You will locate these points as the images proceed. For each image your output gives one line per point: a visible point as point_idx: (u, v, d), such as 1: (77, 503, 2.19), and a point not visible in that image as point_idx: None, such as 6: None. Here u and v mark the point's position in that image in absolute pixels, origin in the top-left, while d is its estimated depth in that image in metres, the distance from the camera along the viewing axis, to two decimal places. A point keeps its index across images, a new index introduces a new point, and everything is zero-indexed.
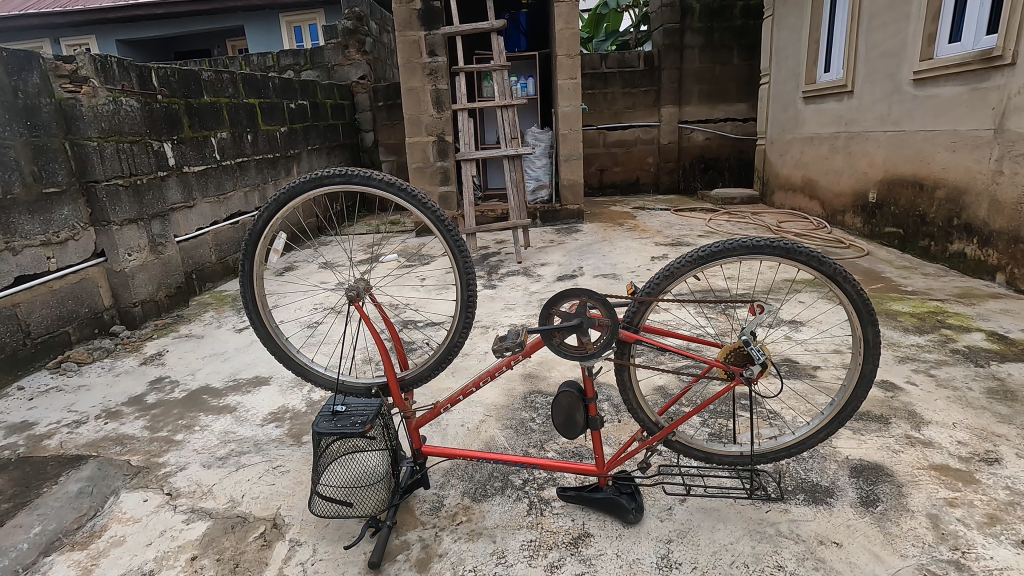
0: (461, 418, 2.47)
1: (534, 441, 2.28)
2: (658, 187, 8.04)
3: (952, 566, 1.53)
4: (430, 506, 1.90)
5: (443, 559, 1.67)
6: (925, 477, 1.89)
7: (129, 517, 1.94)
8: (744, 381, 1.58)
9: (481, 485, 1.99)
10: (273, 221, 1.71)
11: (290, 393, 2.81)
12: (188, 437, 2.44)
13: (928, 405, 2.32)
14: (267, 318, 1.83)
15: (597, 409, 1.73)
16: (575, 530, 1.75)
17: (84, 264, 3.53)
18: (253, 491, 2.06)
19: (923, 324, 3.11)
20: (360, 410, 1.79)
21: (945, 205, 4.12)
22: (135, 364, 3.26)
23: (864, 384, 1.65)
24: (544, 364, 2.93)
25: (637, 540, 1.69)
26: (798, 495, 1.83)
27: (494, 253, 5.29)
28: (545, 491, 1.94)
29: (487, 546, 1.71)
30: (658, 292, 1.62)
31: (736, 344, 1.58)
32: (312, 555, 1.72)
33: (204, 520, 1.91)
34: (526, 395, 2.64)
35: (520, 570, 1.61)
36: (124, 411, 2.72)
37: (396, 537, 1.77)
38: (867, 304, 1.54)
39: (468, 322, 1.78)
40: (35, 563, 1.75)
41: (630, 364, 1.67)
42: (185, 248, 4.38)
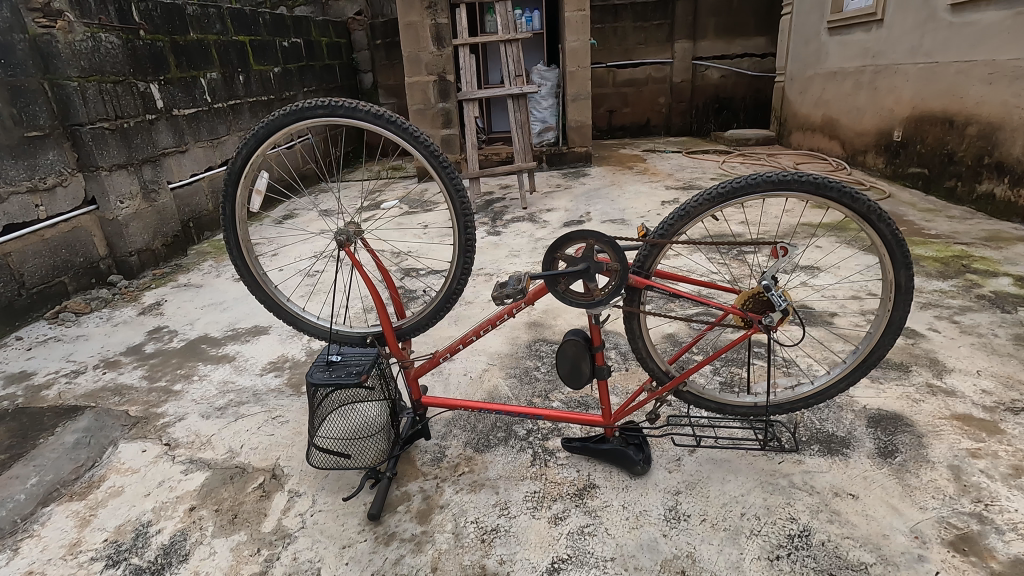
0: (464, 367, 2.41)
1: (539, 390, 2.22)
2: (669, 129, 7.72)
3: (973, 519, 1.46)
4: (432, 457, 1.85)
5: (444, 511, 1.63)
6: (947, 427, 1.81)
7: (128, 468, 1.91)
8: (763, 330, 1.46)
9: (484, 436, 1.93)
10: (253, 158, 1.56)
11: (290, 342, 2.75)
12: (187, 387, 2.41)
13: (952, 352, 2.22)
14: (256, 265, 1.72)
15: (604, 358, 1.64)
16: (581, 481, 1.70)
17: (75, 212, 3.42)
18: (253, 441, 2.02)
19: (947, 269, 2.96)
20: (356, 361, 1.72)
21: (976, 143, 3.88)
22: (134, 314, 3.21)
23: (893, 331, 1.53)
24: (550, 312, 2.83)
25: (645, 492, 1.64)
26: (813, 446, 1.75)
27: (498, 198, 5.11)
28: (550, 442, 1.88)
29: (490, 497, 1.67)
30: (674, 233, 1.48)
31: (755, 290, 1.46)
32: (312, 506, 1.68)
33: (203, 471, 1.88)
34: (531, 343, 2.56)
35: (524, 522, 1.57)
36: (122, 361, 2.68)
37: (396, 489, 1.73)
38: (901, 244, 1.40)
39: (467, 268, 1.65)
40: (34, 513, 1.73)
41: (640, 312, 1.56)
42: (180, 195, 4.25)
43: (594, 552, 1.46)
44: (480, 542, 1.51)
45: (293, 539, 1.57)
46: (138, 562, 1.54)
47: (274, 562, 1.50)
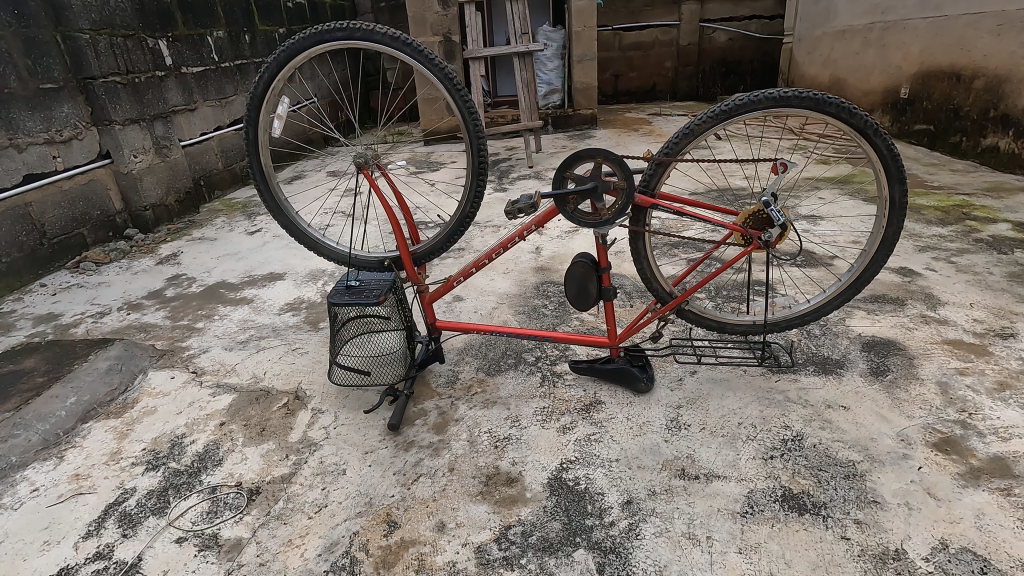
0: (474, 305, 2.51)
1: (547, 324, 2.32)
2: (675, 93, 7.67)
3: (957, 425, 1.56)
4: (446, 379, 1.95)
5: (459, 423, 1.73)
6: (937, 350, 1.90)
7: (159, 391, 2.02)
8: (762, 246, 1.54)
9: (495, 361, 2.03)
10: (274, 83, 1.63)
11: (305, 286, 2.85)
12: (209, 325, 2.51)
13: (946, 288, 2.29)
14: (278, 193, 1.81)
15: (610, 279, 1.72)
16: (587, 398, 1.80)
17: (90, 165, 3.49)
18: (275, 369, 2.13)
19: (947, 217, 3.01)
20: (374, 284, 1.80)
21: (983, 97, 3.93)
22: (152, 264, 3.30)
23: (886, 248, 1.61)
24: (557, 257, 2.90)
25: (648, 406, 1.74)
26: (809, 367, 1.84)
27: (504, 158, 5.15)
28: (558, 366, 1.98)
29: (502, 412, 1.77)
30: (678, 151, 1.55)
31: (755, 208, 1.53)
32: (334, 420, 1.79)
33: (230, 393, 1.99)
34: (538, 285, 2.65)
35: (534, 431, 1.67)
36: (144, 304, 2.78)
37: (413, 406, 1.83)
38: (896, 157, 1.47)
39: (480, 190, 1.72)
40: (74, 428, 1.84)
41: (646, 231, 1.63)
42: (191, 153, 4.30)
43: (600, 454, 1.56)
44: (493, 448, 1.62)
45: (318, 446, 1.68)
46: (176, 465, 1.65)
47: (302, 465, 1.61)
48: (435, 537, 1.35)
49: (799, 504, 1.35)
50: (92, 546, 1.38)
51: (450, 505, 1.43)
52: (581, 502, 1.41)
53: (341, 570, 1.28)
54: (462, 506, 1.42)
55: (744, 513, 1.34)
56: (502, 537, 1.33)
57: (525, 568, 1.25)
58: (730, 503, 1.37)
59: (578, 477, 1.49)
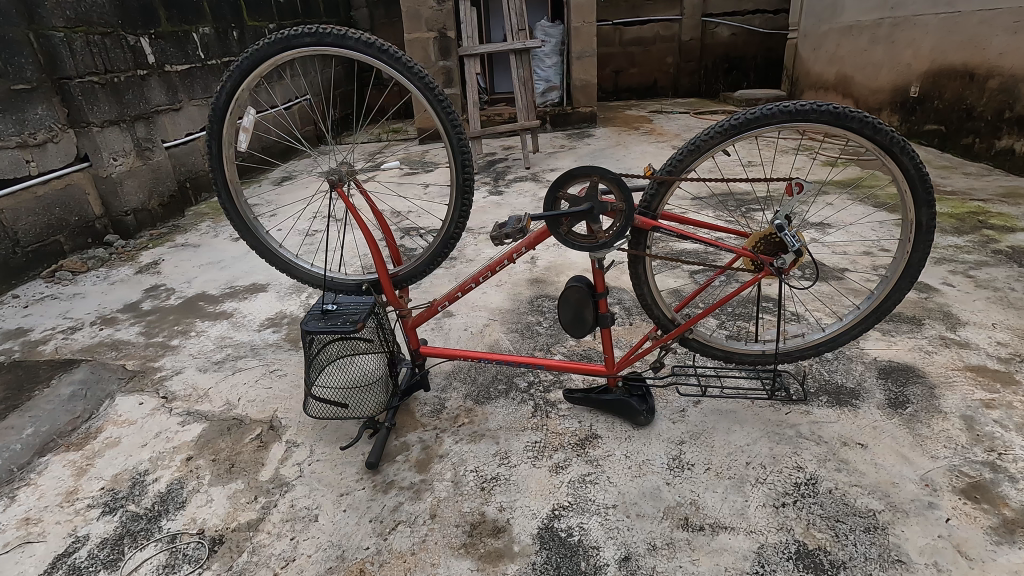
0: (464, 322, 2.37)
1: (540, 344, 2.18)
2: (677, 90, 7.51)
3: (986, 468, 1.42)
4: (431, 408, 1.82)
5: (443, 460, 1.60)
6: (960, 378, 1.76)
7: (125, 419, 1.89)
8: (774, 273, 1.40)
9: (484, 388, 1.90)
10: (238, 94, 1.50)
11: (288, 299, 2.71)
12: (184, 343, 2.38)
13: (966, 306, 2.15)
14: (246, 211, 1.67)
15: (608, 306, 1.58)
16: (582, 431, 1.67)
17: (67, 169, 3.34)
18: (250, 394, 2.00)
19: (962, 225, 2.87)
20: (352, 309, 1.66)
21: (997, 97, 3.78)
22: (131, 273, 3.16)
23: (910, 275, 1.48)
24: (553, 268, 2.76)
25: (647, 442, 1.60)
26: (822, 397, 1.71)
27: (501, 158, 4.99)
28: (551, 393, 1.85)
29: (490, 447, 1.64)
30: (682, 170, 1.42)
31: (767, 231, 1.39)
32: (309, 456, 1.66)
33: (200, 422, 1.86)
34: (533, 299, 2.51)
35: (524, 470, 1.54)
36: (119, 318, 2.65)
37: (395, 439, 1.70)
38: (925, 179, 1.34)
39: (465, 210, 1.58)
40: (30, 463, 1.71)
41: (646, 255, 1.49)
42: (176, 154, 4.15)
43: (595, 499, 1.43)
44: (479, 490, 1.49)
45: (290, 487, 1.55)
46: (135, 508, 1.52)
47: (271, 509, 1.48)
48: None
49: (816, 563, 1.22)
50: None
51: (430, 560, 1.30)
52: (573, 558, 1.28)
53: None
54: (443, 561, 1.29)
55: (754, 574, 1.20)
56: None
57: None
58: (738, 561, 1.24)
59: (571, 527, 1.36)
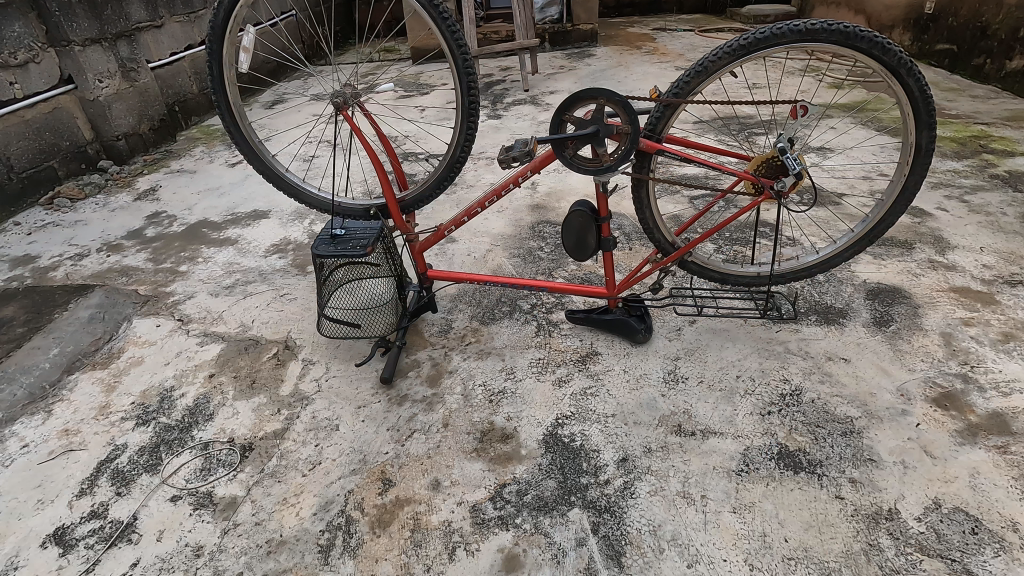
0: (467, 247, 2.42)
1: (542, 269, 2.24)
2: (682, 5, 7.15)
3: (958, 379, 1.53)
4: (439, 328, 1.91)
5: (453, 375, 1.70)
6: (943, 298, 1.85)
7: (145, 340, 1.98)
8: (774, 196, 1.43)
9: (489, 310, 1.98)
10: (236, 11, 1.49)
11: (291, 225, 2.73)
12: (193, 268, 2.43)
13: (957, 230, 2.21)
14: (251, 136, 1.69)
15: (610, 230, 1.63)
16: (584, 349, 1.76)
17: (53, 92, 3.24)
18: (263, 316, 2.07)
19: (963, 150, 2.87)
20: (361, 234, 1.70)
21: (1015, 14, 3.65)
22: (130, 200, 3.15)
23: (905, 198, 1.52)
24: (554, 193, 2.78)
25: (645, 358, 1.71)
26: (811, 316, 1.80)
27: (499, 80, 4.84)
28: (554, 314, 1.93)
29: (496, 363, 1.74)
30: (689, 92, 1.42)
31: (769, 154, 1.42)
32: (326, 372, 1.76)
33: (218, 343, 1.94)
34: (534, 225, 2.54)
35: (529, 384, 1.65)
36: (124, 245, 2.67)
37: (406, 356, 1.79)
38: (928, 101, 1.35)
39: (471, 133, 1.59)
40: (61, 381, 1.81)
41: (649, 179, 1.51)
42: (162, 76, 4.00)
43: (596, 409, 1.54)
44: (488, 402, 1.60)
45: (310, 400, 1.65)
46: (166, 420, 1.62)
47: (295, 419, 1.59)
48: (430, 495, 1.34)
49: (796, 462, 1.34)
50: (87, 505, 1.37)
51: (445, 462, 1.42)
52: (576, 460, 1.40)
53: (338, 530, 1.27)
54: (456, 463, 1.42)
55: (739, 471, 1.33)
56: (497, 496, 1.32)
57: (520, 527, 1.25)
58: (726, 460, 1.36)
59: (574, 433, 1.47)
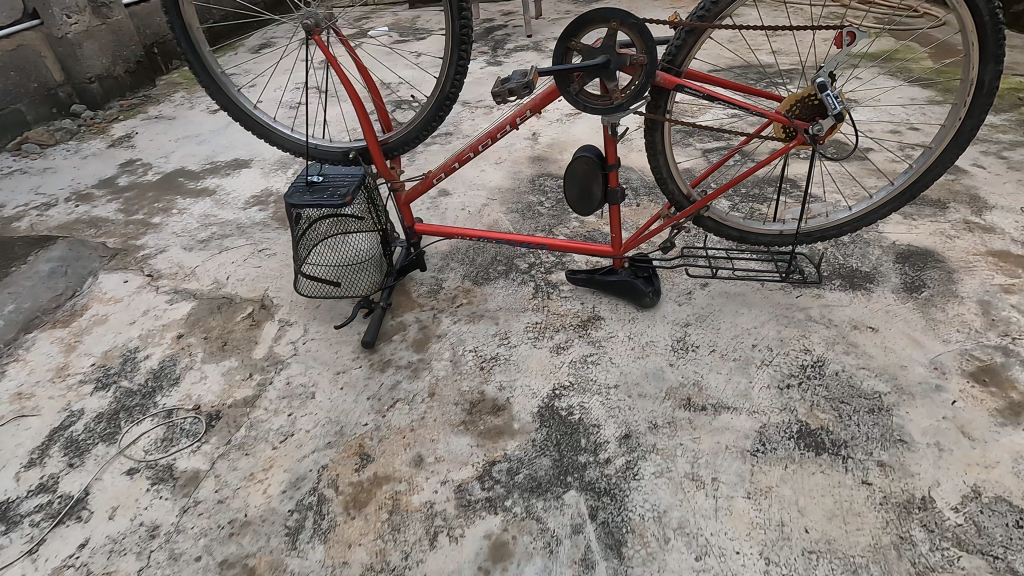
0: (462, 202, 2.24)
1: (542, 226, 2.07)
2: None
3: (998, 352, 1.38)
4: (428, 289, 1.76)
5: (442, 340, 1.56)
6: (980, 263, 1.68)
7: (111, 297, 1.83)
8: (807, 141, 1.24)
9: (483, 269, 1.81)
10: None
11: (274, 175, 2.54)
12: (166, 221, 2.26)
13: (995, 189, 2.02)
14: (212, 66, 1.49)
15: (618, 180, 1.45)
16: (585, 313, 1.61)
17: (16, 27, 2.99)
18: (239, 273, 1.92)
19: (1001, 102, 2.64)
20: (340, 181, 1.52)
21: None
22: (103, 147, 2.94)
23: (958, 146, 1.34)
24: (557, 145, 2.57)
25: (652, 324, 1.56)
26: (835, 281, 1.64)
27: (500, 24, 4.52)
28: (553, 275, 1.77)
29: (489, 328, 1.59)
30: (717, 14, 1.22)
31: (805, 92, 1.23)
32: (303, 335, 1.61)
33: (189, 301, 1.79)
34: (534, 178, 2.35)
35: (524, 351, 1.50)
36: (95, 194, 2.49)
37: (391, 319, 1.65)
38: (999, 29, 1.15)
39: (463, 67, 1.37)
40: (17, 340, 1.67)
41: (666, 120, 1.32)
42: (137, 13, 3.71)
43: (597, 380, 1.40)
44: (479, 370, 1.46)
45: (285, 365, 1.51)
46: (128, 384, 1.49)
47: (267, 386, 1.45)
48: (411, 473, 1.21)
49: (818, 442, 1.21)
50: (35, 477, 1.25)
51: (430, 436, 1.29)
52: (574, 436, 1.26)
53: (308, 510, 1.15)
54: (442, 437, 1.29)
55: (755, 452, 1.20)
56: (486, 475, 1.20)
57: (509, 511, 1.12)
58: (740, 439, 1.23)
59: (572, 406, 1.34)
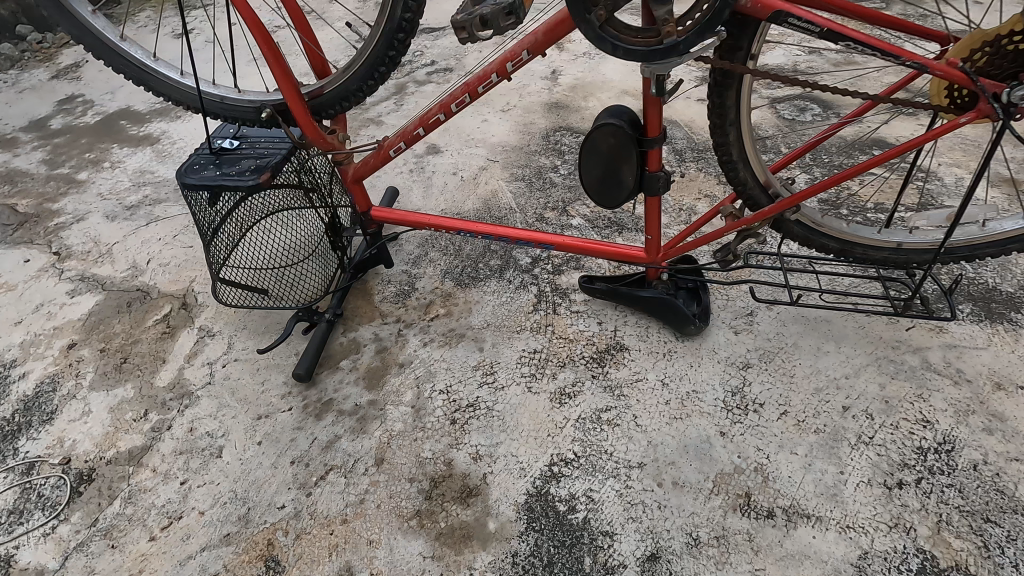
0: (454, 164, 1.76)
1: (554, 201, 1.59)
2: None
3: None
4: (396, 291, 1.33)
5: (403, 372, 1.14)
6: None
7: (2, 284, 1.45)
8: (994, 113, 0.75)
9: (470, 265, 1.37)
10: None
11: None
12: (94, 178, 1.83)
13: None
14: None
15: (660, 159, 0.99)
16: (603, 340, 1.17)
17: None
18: (164, 255, 1.50)
19: None
20: (262, 150, 1.08)
21: None
22: (45, 79, 2.49)
23: None
24: (581, 87, 2.03)
25: (696, 362, 1.11)
26: (964, 305, 1.14)
27: None
28: (562, 278, 1.31)
29: (470, 356, 1.17)
30: None
31: (1004, 28, 0.74)
32: (225, 353, 1.22)
33: (93, 293, 1.40)
34: (548, 133, 1.84)
35: (514, 397, 1.08)
36: (20, 140, 2.07)
37: (342, 335, 1.24)
38: None
39: None
40: None
41: (748, 70, 0.81)
42: None
43: (613, 453, 0.98)
44: (448, 425, 1.04)
45: (193, 401, 1.12)
46: None
47: (162, 434, 1.07)
48: None
49: None
50: None
51: (368, 535, 0.91)
52: (574, 552, 0.86)
53: None
54: (384, 539, 0.90)
55: None
56: None
57: None
58: None
59: (575, 496, 0.93)
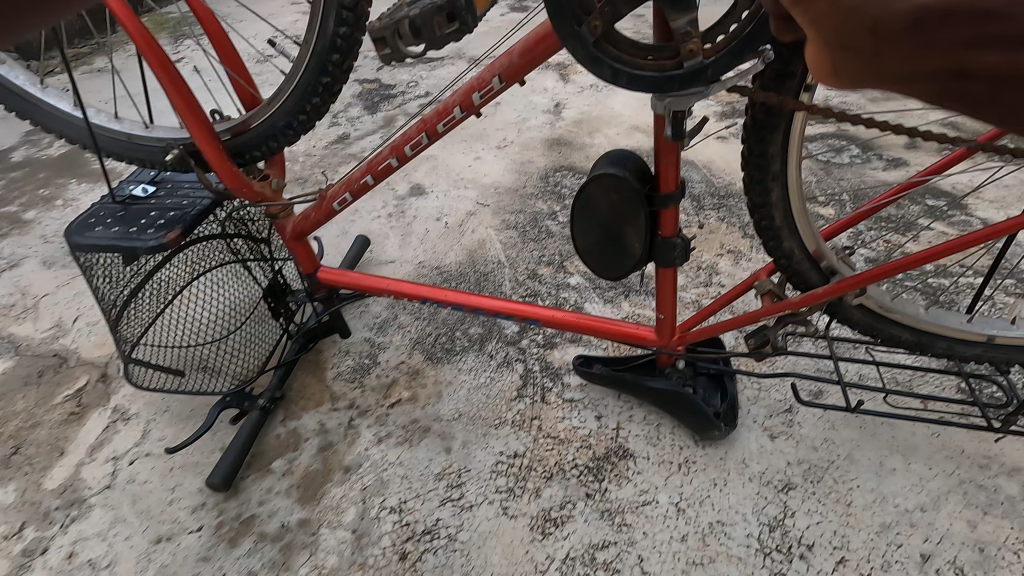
0: (439, 207, 1.55)
1: (550, 253, 1.36)
2: None
3: None
4: (353, 366, 1.10)
5: (348, 480, 0.91)
6: None
7: None
8: None
9: (444, 334, 1.14)
10: None
11: None
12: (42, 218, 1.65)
13: None
14: None
15: (674, 222, 0.76)
16: (602, 442, 0.93)
17: None
18: (95, 312, 1.29)
19: None
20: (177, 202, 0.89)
21: None
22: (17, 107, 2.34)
23: None
24: (586, 122, 1.82)
25: (721, 479, 0.86)
26: None
27: None
28: (554, 354, 1.08)
29: (434, 459, 0.93)
30: None
31: None
32: (138, 445, 0.99)
33: (3, 360, 1.19)
34: (547, 172, 1.63)
35: (484, 523, 0.84)
36: None
37: (281, 425, 1.01)
38: None
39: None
40: None
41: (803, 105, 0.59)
42: None
43: None
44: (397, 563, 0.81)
45: (84, 512, 0.90)
46: None
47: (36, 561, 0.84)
48: None
49: None
50: None
51: None
52: None
53: None
54: None
55: None
56: None
57: None
58: None
59: None
